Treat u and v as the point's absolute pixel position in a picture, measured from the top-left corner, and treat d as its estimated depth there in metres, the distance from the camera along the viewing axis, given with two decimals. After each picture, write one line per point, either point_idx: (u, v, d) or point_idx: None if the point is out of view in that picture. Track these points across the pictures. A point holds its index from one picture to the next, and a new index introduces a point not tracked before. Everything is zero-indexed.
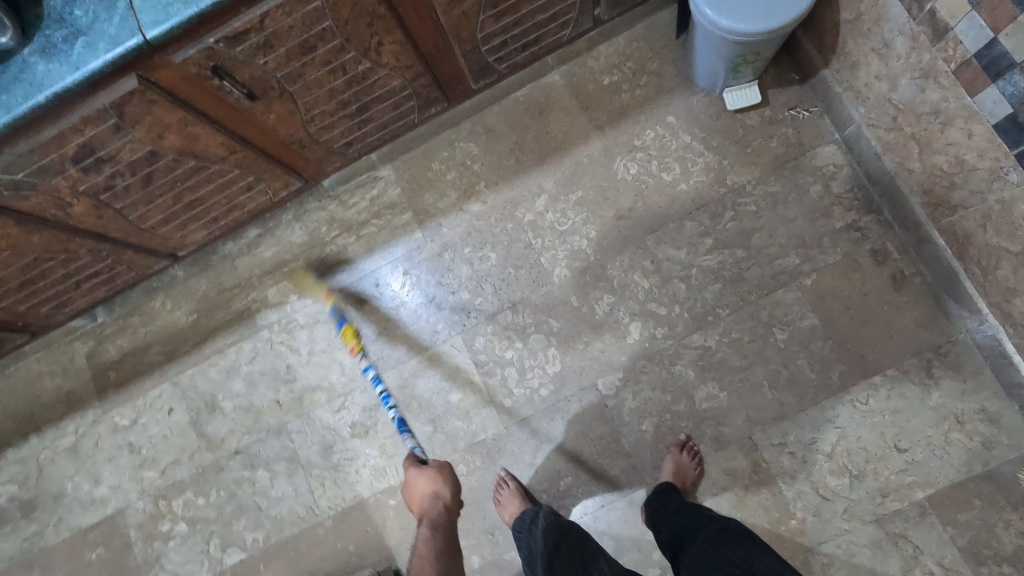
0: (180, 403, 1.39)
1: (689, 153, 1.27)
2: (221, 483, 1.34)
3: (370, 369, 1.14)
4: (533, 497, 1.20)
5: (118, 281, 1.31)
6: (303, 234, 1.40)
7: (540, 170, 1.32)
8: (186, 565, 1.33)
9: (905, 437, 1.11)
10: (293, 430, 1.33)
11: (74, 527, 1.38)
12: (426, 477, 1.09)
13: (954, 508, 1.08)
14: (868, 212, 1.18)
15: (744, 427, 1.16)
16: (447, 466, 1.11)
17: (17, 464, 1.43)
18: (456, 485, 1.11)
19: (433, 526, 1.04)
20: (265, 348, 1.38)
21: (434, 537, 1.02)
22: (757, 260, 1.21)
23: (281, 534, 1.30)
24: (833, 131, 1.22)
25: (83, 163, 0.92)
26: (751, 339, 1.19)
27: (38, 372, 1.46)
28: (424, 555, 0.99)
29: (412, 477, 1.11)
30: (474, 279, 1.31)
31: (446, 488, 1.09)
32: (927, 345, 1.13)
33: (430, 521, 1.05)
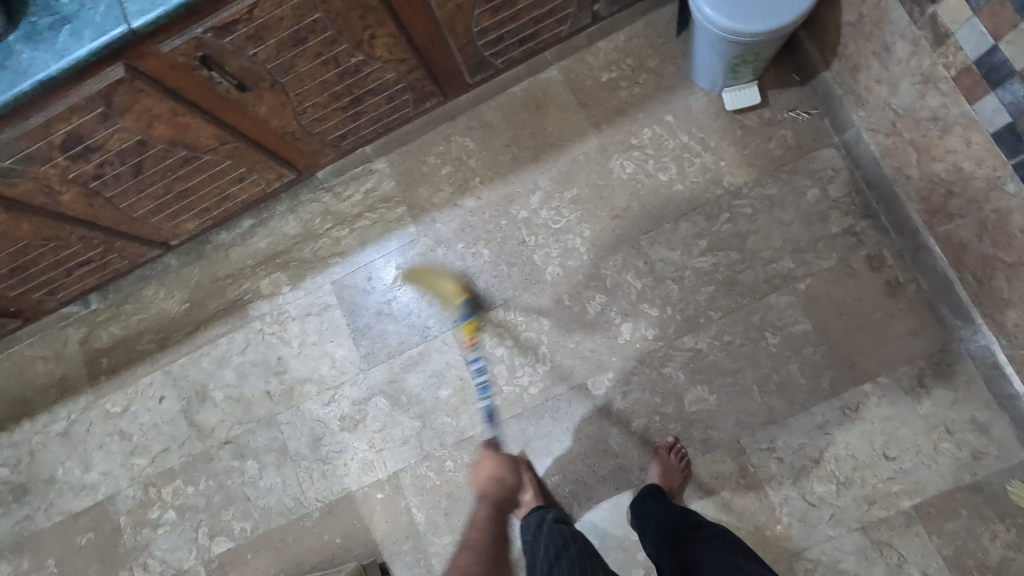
0: (171, 391, 1.40)
1: (686, 153, 1.26)
2: (211, 473, 1.35)
3: (478, 360, 1.26)
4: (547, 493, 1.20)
5: (110, 269, 1.31)
6: (297, 225, 1.40)
7: (535, 167, 1.31)
8: (174, 553, 1.33)
9: (894, 445, 1.10)
10: (283, 421, 1.33)
11: (64, 512, 1.39)
12: (497, 466, 1.18)
13: (941, 518, 1.07)
14: (865, 217, 1.17)
15: (732, 430, 1.16)
16: (518, 462, 1.20)
17: (9, 448, 1.44)
18: (521, 478, 1.19)
19: (495, 506, 1.16)
20: (257, 339, 1.38)
21: (492, 518, 1.14)
22: (751, 263, 1.20)
23: (269, 525, 1.30)
24: (832, 134, 1.20)
25: (71, 151, 0.91)
26: (742, 342, 1.18)
27: (31, 357, 1.47)
28: (481, 533, 1.12)
29: (482, 460, 1.20)
30: (467, 275, 1.31)
31: (512, 479, 1.18)
32: (919, 353, 1.12)
33: (491, 502, 1.16)
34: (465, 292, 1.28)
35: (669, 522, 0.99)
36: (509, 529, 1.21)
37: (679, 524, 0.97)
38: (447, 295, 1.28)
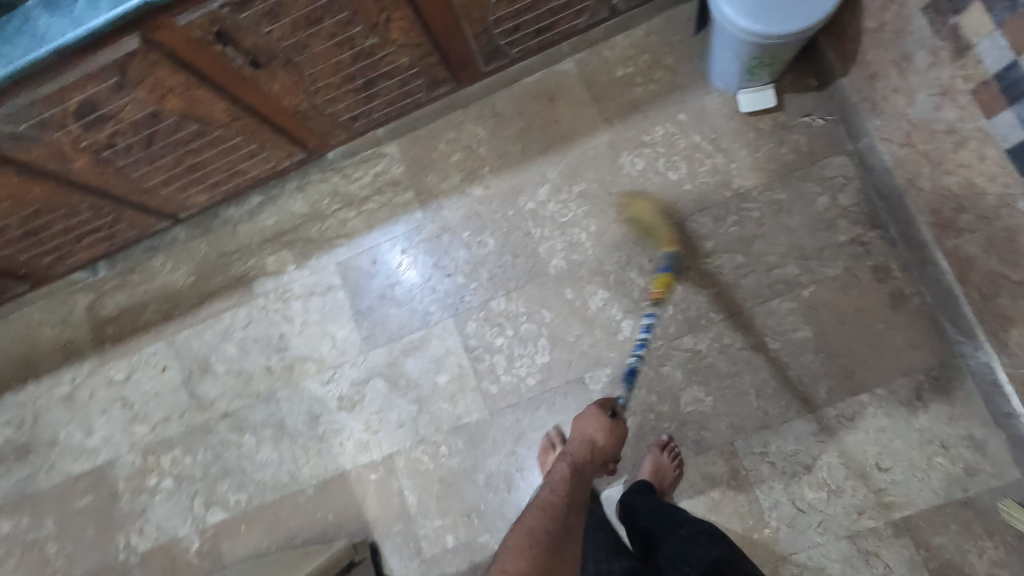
0: (174, 362, 1.42)
1: (697, 153, 1.25)
2: (209, 444, 1.37)
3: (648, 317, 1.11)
4: None
5: (120, 238, 1.32)
6: (305, 204, 1.40)
7: (545, 159, 1.31)
8: (170, 520, 1.36)
9: (887, 456, 1.10)
10: (282, 398, 1.35)
11: (65, 474, 1.42)
12: (601, 424, 0.99)
13: (929, 531, 1.07)
14: (873, 227, 1.16)
15: (726, 433, 1.16)
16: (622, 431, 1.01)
17: (14, 408, 1.46)
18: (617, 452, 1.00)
19: (577, 466, 0.93)
20: (260, 315, 1.39)
21: (575, 473, 0.92)
22: (755, 268, 1.19)
23: (264, 498, 1.32)
24: (846, 142, 1.19)
25: (85, 119, 0.92)
26: (742, 346, 1.18)
27: (38, 321, 1.49)
28: (558, 491, 0.86)
29: (586, 412, 1.02)
30: (471, 263, 1.31)
31: (609, 445, 0.98)
32: (919, 367, 1.11)
33: (579, 457, 0.95)
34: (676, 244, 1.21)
35: (654, 517, 0.99)
36: None
37: (664, 519, 0.97)
38: (653, 228, 1.23)
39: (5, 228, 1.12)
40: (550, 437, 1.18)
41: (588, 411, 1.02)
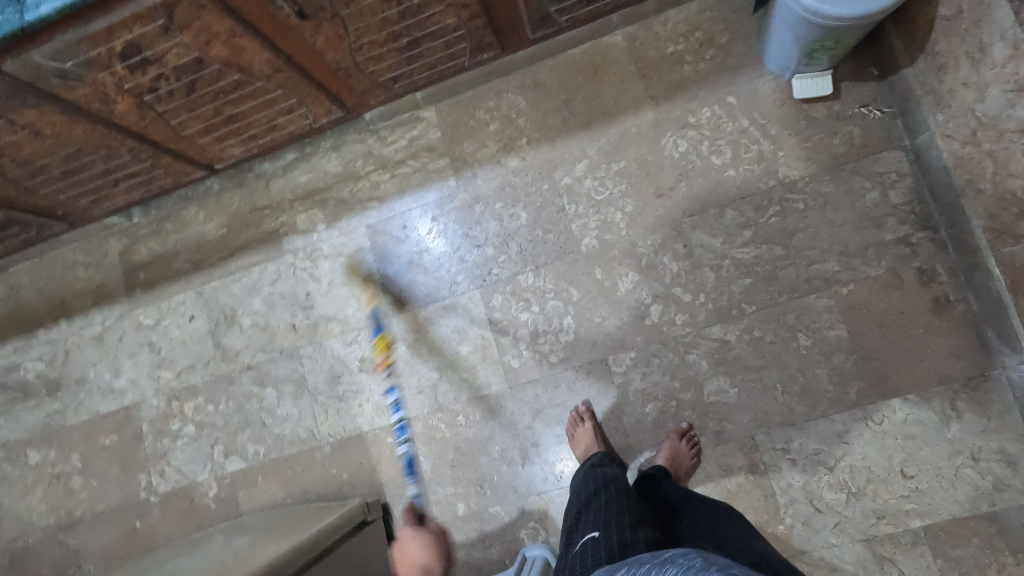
0: (201, 312, 1.44)
1: (744, 138, 1.21)
2: (231, 395, 1.39)
3: (393, 392, 1.29)
4: (607, 440, 1.18)
5: (155, 185, 1.33)
6: (339, 164, 1.39)
7: (585, 135, 1.28)
8: (190, 464, 1.39)
9: (913, 463, 1.08)
10: (304, 355, 1.36)
11: (92, 412, 1.46)
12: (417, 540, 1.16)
13: (949, 543, 1.05)
14: (923, 228, 1.11)
15: (748, 426, 1.14)
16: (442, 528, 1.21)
17: (47, 345, 1.51)
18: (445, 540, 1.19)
19: None
20: (288, 271, 1.40)
21: None
22: (794, 261, 1.16)
23: (281, 451, 1.35)
24: (903, 137, 1.14)
25: (130, 61, 0.92)
26: (772, 340, 1.15)
27: (73, 262, 1.52)
28: None
29: (404, 545, 1.16)
30: (502, 235, 1.29)
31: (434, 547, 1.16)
32: (956, 376, 1.08)
33: None
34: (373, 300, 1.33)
35: (671, 502, 0.98)
36: (563, 470, 1.21)
37: (682, 502, 0.96)
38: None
39: (46, 165, 1.13)
40: (579, 411, 1.19)
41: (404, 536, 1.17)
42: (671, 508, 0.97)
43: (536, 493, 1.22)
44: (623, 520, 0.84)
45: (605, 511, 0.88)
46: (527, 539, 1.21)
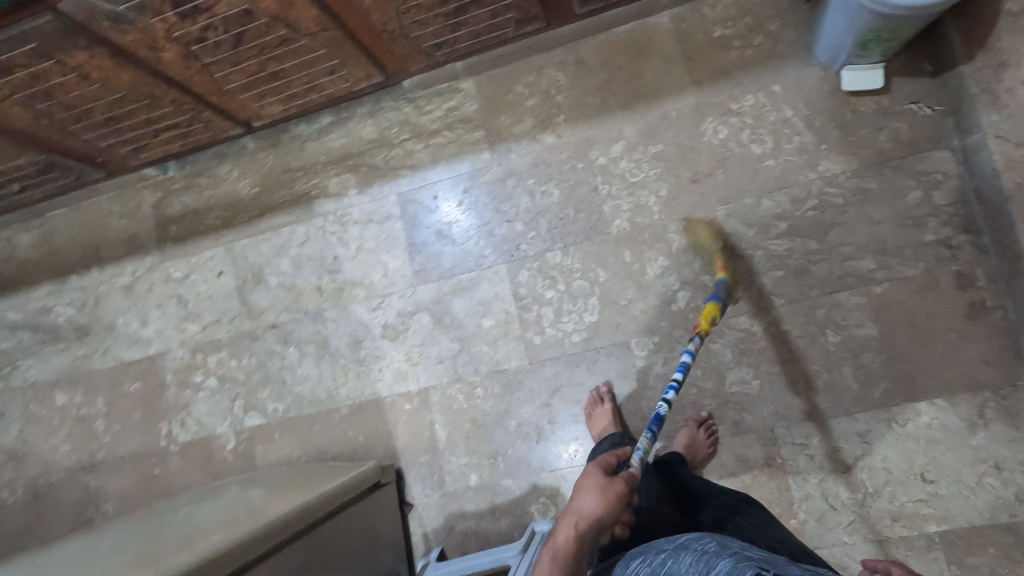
0: (230, 269, 1.45)
1: (786, 129, 1.18)
2: (254, 351, 1.41)
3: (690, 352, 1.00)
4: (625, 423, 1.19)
5: (194, 138, 1.34)
6: (374, 130, 1.40)
7: (623, 116, 1.26)
8: (210, 417, 1.42)
9: (934, 468, 1.06)
10: (328, 318, 1.38)
11: (118, 358, 1.50)
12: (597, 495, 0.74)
13: (965, 550, 1.04)
14: (965, 231, 1.09)
15: (768, 419, 1.13)
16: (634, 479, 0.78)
17: (79, 290, 1.55)
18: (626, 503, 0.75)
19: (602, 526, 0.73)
20: (317, 234, 1.41)
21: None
22: (828, 256, 1.14)
23: (300, 410, 1.37)
24: (952, 136, 1.11)
25: (181, 8, 0.92)
26: (799, 334, 1.14)
27: (108, 211, 1.55)
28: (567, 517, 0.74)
29: (583, 479, 0.77)
30: (532, 211, 1.29)
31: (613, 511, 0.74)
32: (986, 383, 1.06)
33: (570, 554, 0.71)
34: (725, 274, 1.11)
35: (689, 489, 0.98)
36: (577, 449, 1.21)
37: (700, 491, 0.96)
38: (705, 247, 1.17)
39: (90, 110, 1.14)
40: (600, 392, 1.20)
41: (589, 471, 0.78)
42: (690, 495, 0.96)
43: (549, 469, 1.22)
44: (640, 505, 0.85)
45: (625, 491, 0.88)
46: (536, 513, 1.22)
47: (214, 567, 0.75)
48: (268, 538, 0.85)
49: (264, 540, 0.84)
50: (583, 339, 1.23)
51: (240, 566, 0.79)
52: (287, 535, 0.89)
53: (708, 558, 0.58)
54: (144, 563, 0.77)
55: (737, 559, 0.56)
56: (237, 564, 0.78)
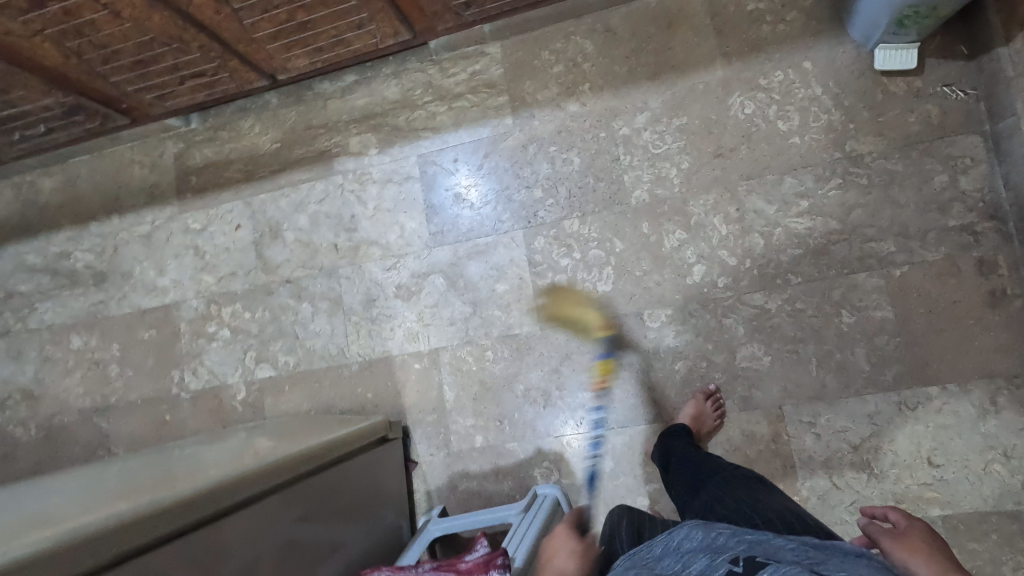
0: (248, 223, 1.46)
1: (814, 107, 1.17)
2: (268, 305, 1.43)
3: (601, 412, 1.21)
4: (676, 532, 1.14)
5: (218, 89, 1.34)
6: (398, 91, 1.40)
7: (649, 86, 1.25)
8: (222, 367, 1.44)
9: (942, 453, 1.06)
10: (343, 276, 1.38)
11: (134, 306, 1.52)
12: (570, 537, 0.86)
13: (967, 536, 1.04)
14: (990, 217, 1.07)
15: (777, 396, 1.13)
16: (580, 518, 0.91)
17: (98, 238, 1.57)
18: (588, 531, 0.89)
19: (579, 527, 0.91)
20: (336, 192, 1.41)
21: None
22: (848, 237, 1.13)
23: (311, 364, 1.38)
24: (984, 121, 1.09)
25: None
26: (814, 314, 1.13)
27: (130, 160, 1.57)
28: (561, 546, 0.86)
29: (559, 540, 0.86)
30: (552, 178, 1.28)
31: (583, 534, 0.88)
32: (1001, 371, 1.05)
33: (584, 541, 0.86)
34: (608, 329, 1.22)
35: (688, 472, 1.02)
36: (584, 412, 1.22)
37: (700, 470, 1.00)
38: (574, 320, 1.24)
39: (119, 51, 1.15)
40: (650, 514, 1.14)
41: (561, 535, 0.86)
42: (693, 476, 1.00)
43: (554, 435, 1.23)
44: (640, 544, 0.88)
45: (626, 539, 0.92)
46: (539, 478, 1.23)
47: (221, 495, 0.77)
48: (261, 480, 0.85)
49: (257, 484, 0.84)
50: (594, 308, 1.23)
51: (228, 504, 0.79)
52: (281, 480, 0.89)
53: (689, 559, 0.68)
54: (143, 489, 0.78)
55: (714, 557, 0.65)
56: (227, 502, 0.78)
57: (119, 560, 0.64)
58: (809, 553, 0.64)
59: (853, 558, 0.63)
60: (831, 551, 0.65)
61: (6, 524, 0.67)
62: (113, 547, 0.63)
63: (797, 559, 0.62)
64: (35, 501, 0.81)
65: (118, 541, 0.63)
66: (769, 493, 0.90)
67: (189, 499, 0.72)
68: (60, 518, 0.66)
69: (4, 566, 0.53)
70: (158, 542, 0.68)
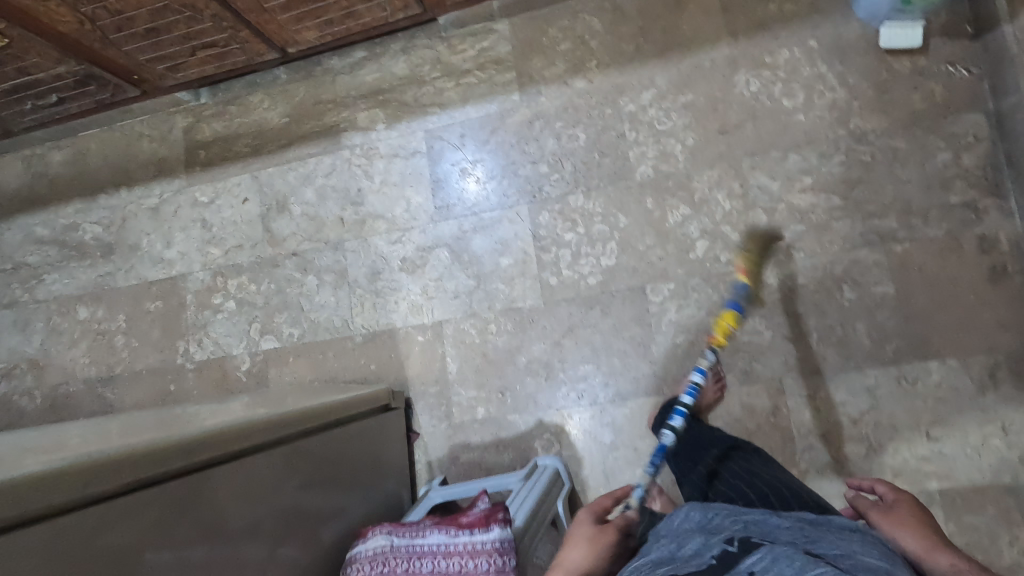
0: (255, 196, 1.48)
1: (819, 85, 1.18)
2: (274, 277, 1.44)
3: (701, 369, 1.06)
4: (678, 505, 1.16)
5: (229, 62, 1.36)
6: (406, 67, 1.41)
7: (656, 64, 1.26)
8: (227, 338, 1.45)
9: (940, 427, 1.07)
10: (349, 249, 1.40)
11: (141, 278, 1.53)
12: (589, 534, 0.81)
13: (964, 509, 1.05)
14: (992, 195, 1.08)
15: (778, 369, 1.14)
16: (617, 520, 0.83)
17: (106, 210, 1.58)
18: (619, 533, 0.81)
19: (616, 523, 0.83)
20: (343, 166, 1.43)
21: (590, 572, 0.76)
22: (851, 213, 1.14)
23: (315, 336, 1.39)
24: (987, 100, 1.10)
25: None
26: (816, 289, 1.14)
27: (139, 134, 1.58)
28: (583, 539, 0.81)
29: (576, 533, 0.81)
30: (558, 154, 1.29)
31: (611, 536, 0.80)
32: (1001, 347, 1.06)
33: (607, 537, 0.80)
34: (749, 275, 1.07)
35: (687, 441, 1.03)
36: (586, 384, 1.23)
37: (699, 442, 1.02)
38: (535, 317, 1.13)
39: (133, 18, 1.17)
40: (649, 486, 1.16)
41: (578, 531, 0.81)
42: (693, 445, 1.02)
43: (556, 407, 1.24)
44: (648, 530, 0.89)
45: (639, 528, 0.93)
46: (540, 450, 1.24)
47: (238, 437, 0.80)
48: (261, 432, 0.85)
49: (263, 433, 0.86)
50: (597, 282, 1.24)
51: (231, 452, 0.79)
52: (281, 435, 0.90)
53: (685, 539, 0.67)
54: (160, 428, 0.81)
55: (711, 537, 0.66)
56: (230, 449, 0.79)
57: (127, 491, 0.64)
58: (804, 530, 0.67)
59: (844, 535, 0.67)
60: (824, 527, 0.69)
61: (27, 448, 0.69)
62: (121, 478, 0.63)
63: (797, 538, 0.64)
64: (42, 435, 0.82)
65: (126, 472, 0.64)
66: (767, 467, 0.93)
67: (194, 441, 0.73)
68: (86, 443, 0.69)
69: (38, 475, 0.56)
70: (164, 479, 0.69)
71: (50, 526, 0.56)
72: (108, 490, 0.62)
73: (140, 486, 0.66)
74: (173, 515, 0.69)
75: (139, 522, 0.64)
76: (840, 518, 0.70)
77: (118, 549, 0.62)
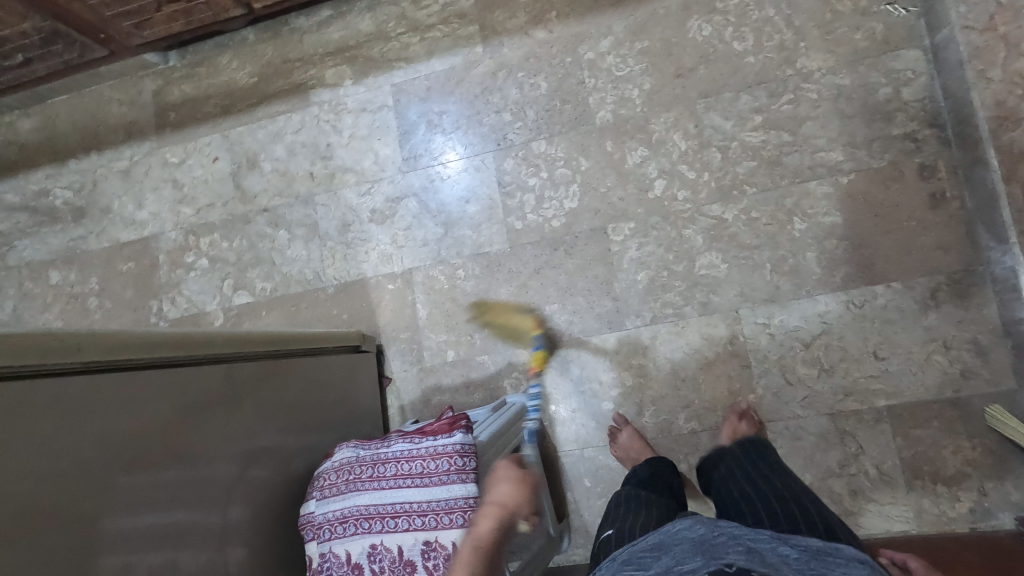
0: (226, 154, 1.50)
1: (767, 27, 1.23)
2: (246, 234, 1.46)
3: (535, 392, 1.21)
4: (647, 441, 1.18)
5: (196, 17, 1.39)
6: (372, 23, 1.44)
7: (613, 13, 1.30)
8: (200, 296, 1.47)
9: (887, 346, 1.12)
10: (319, 203, 1.42)
11: (113, 240, 1.54)
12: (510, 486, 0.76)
13: (911, 423, 1.10)
14: (930, 125, 1.14)
15: (734, 300, 1.18)
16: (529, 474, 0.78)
17: (77, 175, 1.59)
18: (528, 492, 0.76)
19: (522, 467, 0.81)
20: (312, 122, 1.45)
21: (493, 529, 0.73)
22: (800, 148, 1.19)
23: (288, 289, 1.42)
24: (925, 35, 1.15)
25: None
26: (768, 222, 1.18)
27: (109, 98, 1.59)
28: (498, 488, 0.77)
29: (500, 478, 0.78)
30: (521, 102, 1.33)
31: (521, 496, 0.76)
32: (943, 269, 1.11)
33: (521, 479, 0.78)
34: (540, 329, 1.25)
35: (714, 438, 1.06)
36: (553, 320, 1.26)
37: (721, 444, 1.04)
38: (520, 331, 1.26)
39: None
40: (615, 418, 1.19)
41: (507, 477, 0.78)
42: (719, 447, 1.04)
43: (524, 346, 1.27)
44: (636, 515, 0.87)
45: (627, 507, 0.91)
46: (508, 389, 1.28)
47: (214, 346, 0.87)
48: (225, 344, 0.89)
49: (242, 345, 0.92)
50: (559, 223, 1.28)
51: (194, 357, 0.83)
52: (248, 351, 0.94)
53: (684, 555, 0.66)
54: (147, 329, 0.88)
55: (711, 557, 0.64)
56: (199, 354, 0.84)
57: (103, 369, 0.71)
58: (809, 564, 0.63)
59: (849, 568, 0.63)
60: (832, 559, 0.64)
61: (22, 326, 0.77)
62: (77, 356, 0.68)
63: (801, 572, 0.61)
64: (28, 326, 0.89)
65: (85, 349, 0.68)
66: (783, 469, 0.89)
67: (155, 338, 0.77)
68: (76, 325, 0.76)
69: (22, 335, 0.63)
70: (124, 365, 0.73)
71: (3, 386, 0.60)
72: (63, 365, 0.66)
73: (98, 370, 0.70)
74: (144, 405, 0.74)
75: (93, 405, 0.68)
76: (852, 548, 0.66)
77: (74, 424, 0.65)
